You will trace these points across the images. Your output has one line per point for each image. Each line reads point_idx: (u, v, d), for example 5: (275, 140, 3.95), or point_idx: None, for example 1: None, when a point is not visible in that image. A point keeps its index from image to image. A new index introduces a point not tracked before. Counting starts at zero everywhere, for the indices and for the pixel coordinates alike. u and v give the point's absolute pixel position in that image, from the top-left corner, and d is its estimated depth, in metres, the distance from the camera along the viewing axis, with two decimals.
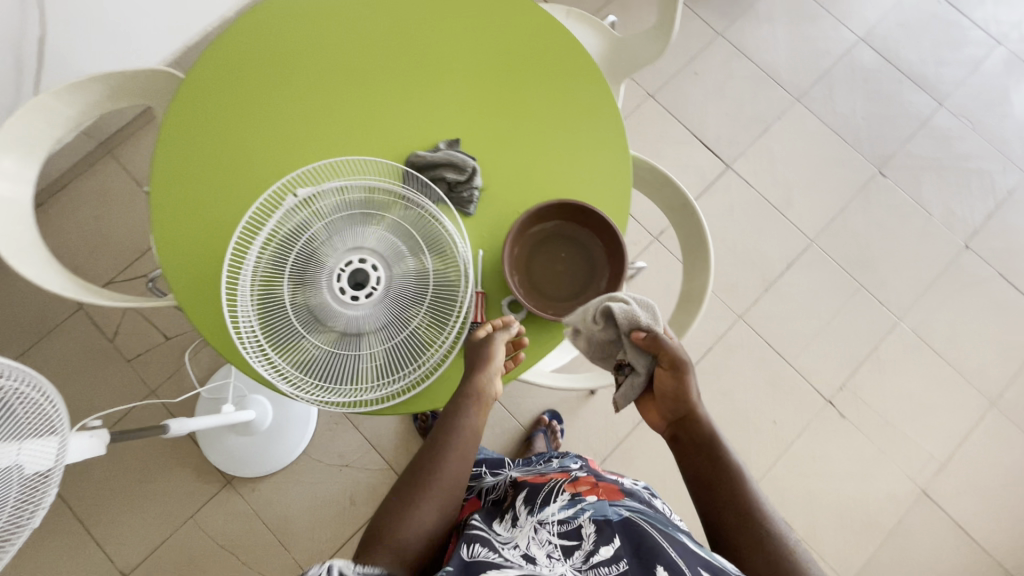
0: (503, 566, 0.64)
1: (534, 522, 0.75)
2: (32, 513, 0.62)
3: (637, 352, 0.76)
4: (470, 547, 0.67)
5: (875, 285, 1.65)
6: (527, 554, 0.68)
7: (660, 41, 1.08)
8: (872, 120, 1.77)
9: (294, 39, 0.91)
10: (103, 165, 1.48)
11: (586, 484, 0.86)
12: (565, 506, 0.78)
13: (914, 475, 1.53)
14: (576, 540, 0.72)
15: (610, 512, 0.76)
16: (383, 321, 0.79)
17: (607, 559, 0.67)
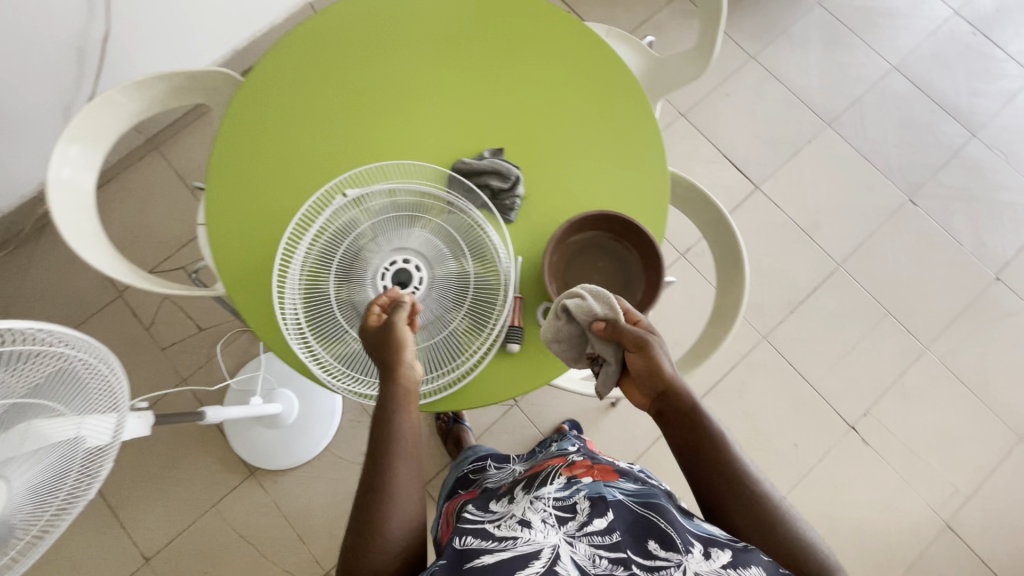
0: (495, 548, 0.62)
1: (528, 497, 0.73)
2: (87, 484, 0.62)
3: (601, 342, 0.72)
4: (461, 538, 0.67)
5: (936, 326, 1.49)
6: (518, 527, 0.65)
7: (699, 64, 1.06)
8: (940, 146, 1.63)
9: (349, 45, 0.95)
10: (148, 160, 1.56)
11: (582, 465, 0.82)
12: (560, 486, 0.75)
13: (938, 506, 1.38)
14: (570, 512, 0.68)
15: (608, 490, 0.73)
16: (424, 320, 0.81)
17: (603, 530, 0.64)
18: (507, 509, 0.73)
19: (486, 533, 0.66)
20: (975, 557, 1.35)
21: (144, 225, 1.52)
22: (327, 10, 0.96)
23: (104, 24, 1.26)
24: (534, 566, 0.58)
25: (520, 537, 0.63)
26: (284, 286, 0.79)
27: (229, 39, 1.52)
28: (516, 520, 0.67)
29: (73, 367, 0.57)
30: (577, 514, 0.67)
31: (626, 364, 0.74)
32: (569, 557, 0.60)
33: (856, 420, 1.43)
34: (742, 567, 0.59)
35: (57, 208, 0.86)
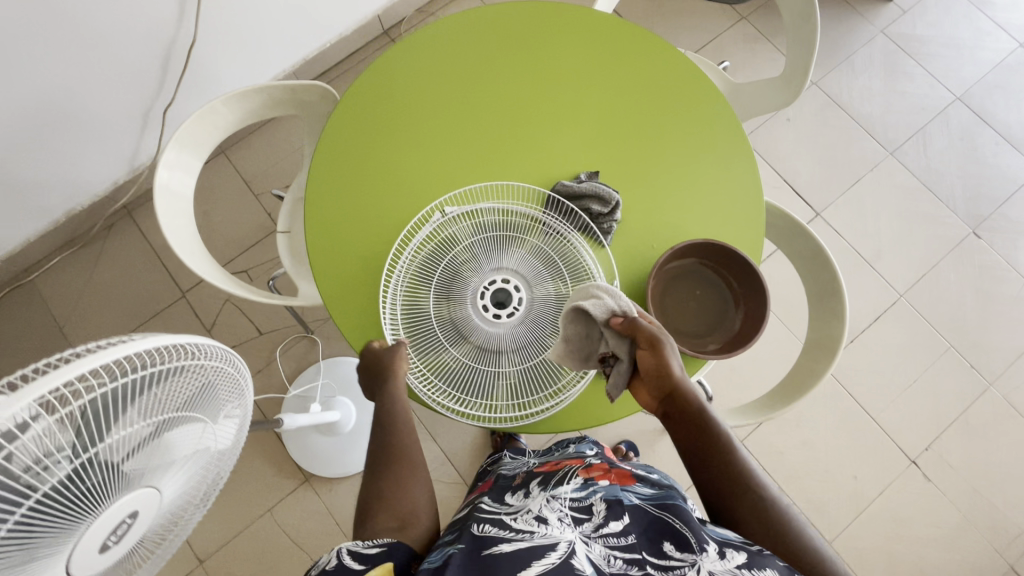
0: (512, 538, 0.59)
1: (545, 495, 0.70)
2: (213, 483, 0.66)
3: (616, 337, 0.71)
4: (479, 526, 0.64)
5: (1000, 362, 1.47)
6: (535, 523, 0.62)
7: (789, 91, 1.06)
8: (1004, 180, 1.61)
9: (448, 65, 0.97)
10: (215, 163, 1.58)
11: (600, 468, 0.79)
12: (578, 487, 0.72)
13: (1001, 547, 1.35)
14: (587, 514, 0.66)
15: (625, 494, 0.70)
16: (522, 341, 0.81)
17: (618, 533, 0.62)
18: (522, 504, 0.70)
19: (503, 523, 0.64)
20: None
21: (209, 227, 1.54)
22: (427, 29, 0.98)
23: (192, 31, 1.29)
24: (551, 557, 0.55)
25: (537, 531, 0.60)
26: (386, 300, 0.81)
27: (302, 48, 1.55)
28: (531, 516, 0.65)
29: (219, 382, 0.58)
30: (593, 516, 0.65)
31: (635, 364, 0.73)
32: (584, 554, 0.57)
33: (917, 454, 1.40)
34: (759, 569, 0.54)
35: (162, 213, 0.88)
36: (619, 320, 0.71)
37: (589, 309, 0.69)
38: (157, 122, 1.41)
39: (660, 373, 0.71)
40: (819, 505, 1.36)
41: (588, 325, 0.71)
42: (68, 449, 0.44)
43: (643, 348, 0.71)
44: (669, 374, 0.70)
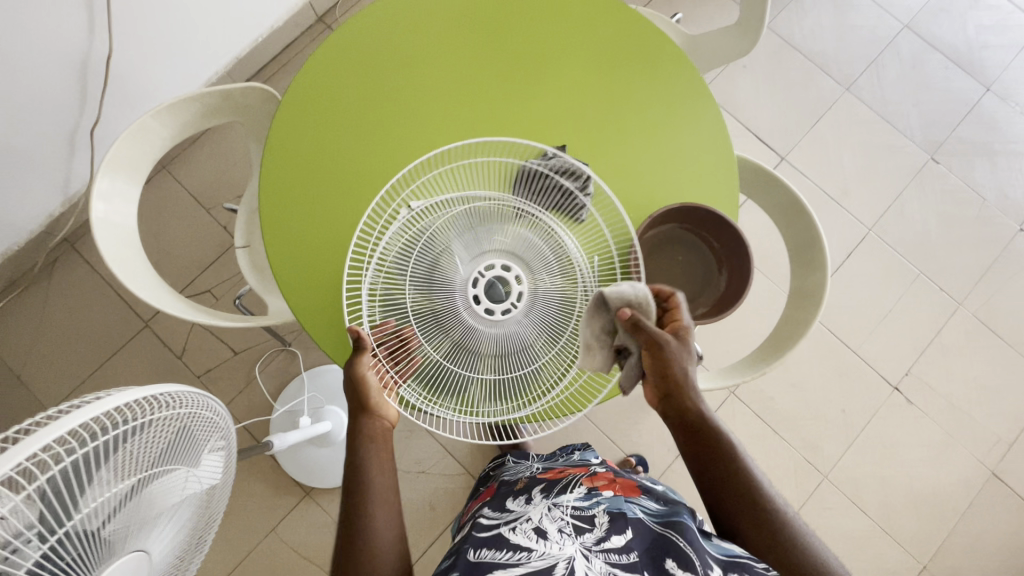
0: (512, 556, 0.64)
1: (547, 505, 0.77)
2: (206, 525, 0.63)
3: (626, 334, 0.68)
4: (477, 550, 0.67)
5: (967, 281, 1.52)
6: (534, 539, 0.67)
7: (745, 38, 1.03)
8: (957, 103, 1.63)
9: (399, 43, 0.91)
10: (159, 182, 1.48)
11: (604, 479, 0.87)
12: (581, 497, 0.78)
13: (983, 456, 1.42)
14: (588, 524, 0.71)
15: (627, 506, 0.76)
16: (507, 344, 0.75)
17: (620, 548, 0.67)
18: (522, 513, 0.76)
19: (502, 541, 0.68)
20: (1021, 501, 1.40)
21: (163, 250, 1.46)
22: (375, 6, 0.92)
23: (107, 41, 1.18)
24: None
25: (535, 551, 0.65)
26: (365, 297, 0.73)
27: (231, 46, 1.44)
28: (530, 529, 0.70)
29: (195, 428, 0.54)
30: (594, 527, 0.70)
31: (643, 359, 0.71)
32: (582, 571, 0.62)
33: (899, 380, 1.45)
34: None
35: (104, 249, 0.81)
36: (634, 318, 0.66)
37: (604, 299, 0.66)
38: (86, 145, 1.31)
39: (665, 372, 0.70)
40: (812, 442, 1.41)
41: (606, 317, 0.67)
42: (37, 527, 0.40)
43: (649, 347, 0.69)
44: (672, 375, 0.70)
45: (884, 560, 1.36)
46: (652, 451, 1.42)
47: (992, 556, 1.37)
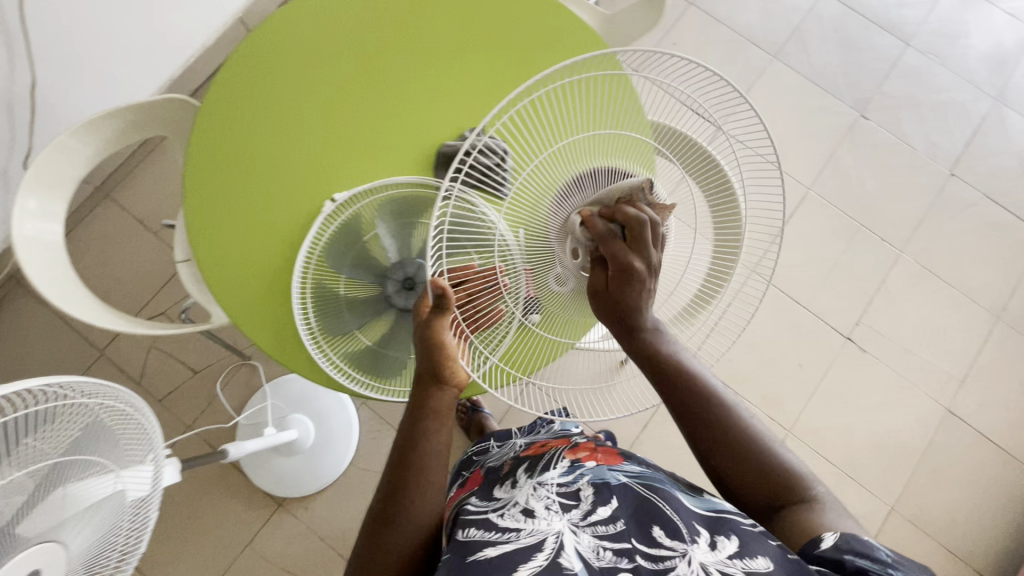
0: (499, 542, 0.61)
1: (532, 485, 0.72)
2: (141, 535, 0.63)
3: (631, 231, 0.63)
4: (465, 531, 0.65)
5: (906, 229, 1.57)
6: (520, 519, 0.64)
7: (651, 13, 1.07)
8: (879, 60, 1.69)
9: (296, 44, 0.91)
10: (103, 210, 1.48)
11: (586, 448, 0.82)
12: (565, 471, 0.75)
13: (937, 394, 1.47)
14: (574, 500, 0.68)
15: (611, 474, 0.73)
16: None
17: (606, 519, 0.64)
18: (509, 497, 0.71)
19: (489, 522, 0.65)
20: (978, 434, 1.45)
21: (114, 277, 1.45)
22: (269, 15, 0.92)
23: (29, 72, 1.18)
24: (539, 558, 0.58)
25: (523, 529, 0.62)
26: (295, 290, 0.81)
27: (162, 66, 1.44)
28: (518, 511, 0.66)
29: (107, 426, 0.57)
30: (581, 501, 0.68)
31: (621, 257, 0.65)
32: (573, 548, 0.60)
33: (850, 330, 1.50)
34: (750, 557, 0.57)
35: (30, 270, 0.81)
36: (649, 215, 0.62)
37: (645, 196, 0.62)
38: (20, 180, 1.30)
39: (616, 299, 0.67)
40: (772, 398, 1.44)
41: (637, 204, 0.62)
42: None
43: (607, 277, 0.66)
44: (630, 303, 0.67)
45: (853, 506, 1.39)
46: (619, 424, 1.44)
47: (955, 490, 1.42)
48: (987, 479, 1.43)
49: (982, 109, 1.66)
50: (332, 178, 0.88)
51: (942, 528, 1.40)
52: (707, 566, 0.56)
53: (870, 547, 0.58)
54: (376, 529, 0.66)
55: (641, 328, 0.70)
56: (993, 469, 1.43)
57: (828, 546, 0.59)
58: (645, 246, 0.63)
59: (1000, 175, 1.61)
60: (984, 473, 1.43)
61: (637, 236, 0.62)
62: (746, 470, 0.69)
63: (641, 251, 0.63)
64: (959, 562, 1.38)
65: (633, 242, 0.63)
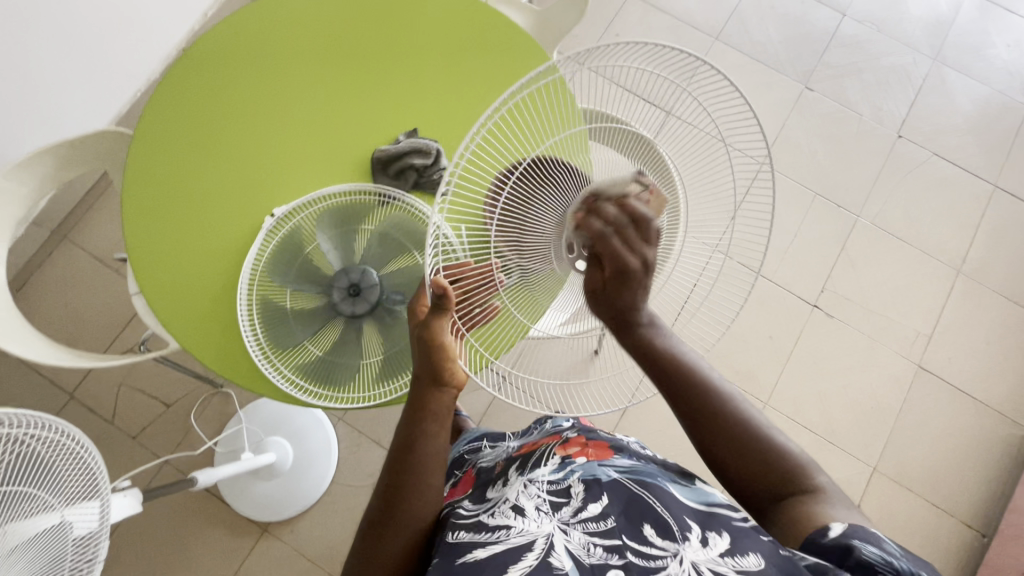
0: (489, 543, 0.59)
1: (522, 481, 0.70)
2: (89, 570, 0.65)
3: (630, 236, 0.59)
4: (455, 532, 0.63)
5: (861, 193, 1.59)
6: (511, 517, 0.62)
7: (577, 5, 1.09)
8: (819, 32, 1.72)
9: (217, 73, 0.93)
10: (61, 252, 1.47)
11: (576, 443, 0.79)
12: (555, 469, 0.72)
13: (907, 352, 1.48)
14: (565, 497, 0.65)
15: (602, 470, 0.70)
16: None
17: (597, 517, 0.61)
18: (500, 497, 0.69)
19: (480, 523, 0.63)
20: (951, 386, 1.47)
21: (77, 319, 1.44)
22: (189, 49, 0.94)
23: None
24: (529, 559, 0.56)
25: (513, 527, 0.60)
26: (241, 308, 0.82)
27: (107, 104, 1.43)
28: (508, 509, 0.64)
29: (42, 455, 0.61)
30: (572, 499, 0.65)
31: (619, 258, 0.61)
32: (563, 547, 0.57)
33: (817, 298, 1.51)
34: (741, 554, 0.54)
35: None
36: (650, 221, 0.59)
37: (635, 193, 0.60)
38: None
39: (613, 298, 0.64)
40: (746, 372, 1.45)
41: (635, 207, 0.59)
42: None
43: (605, 275, 0.63)
44: (627, 301, 0.64)
45: (835, 470, 1.40)
46: (599, 414, 1.44)
47: (935, 444, 1.43)
48: (966, 431, 1.45)
49: (923, 71, 1.69)
50: (269, 194, 0.90)
51: (925, 484, 1.41)
52: (698, 565, 0.53)
53: (880, 540, 0.55)
54: (371, 530, 0.65)
55: (642, 325, 0.67)
56: (969, 421, 1.45)
57: (836, 536, 0.56)
58: (636, 247, 0.60)
59: (946, 133, 1.65)
60: (961, 425, 1.45)
61: (631, 233, 0.59)
62: (744, 462, 0.66)
63: (636, 246, 0.60)
64: (945, 516, 1.40)
65: (628, 238, 0.59)
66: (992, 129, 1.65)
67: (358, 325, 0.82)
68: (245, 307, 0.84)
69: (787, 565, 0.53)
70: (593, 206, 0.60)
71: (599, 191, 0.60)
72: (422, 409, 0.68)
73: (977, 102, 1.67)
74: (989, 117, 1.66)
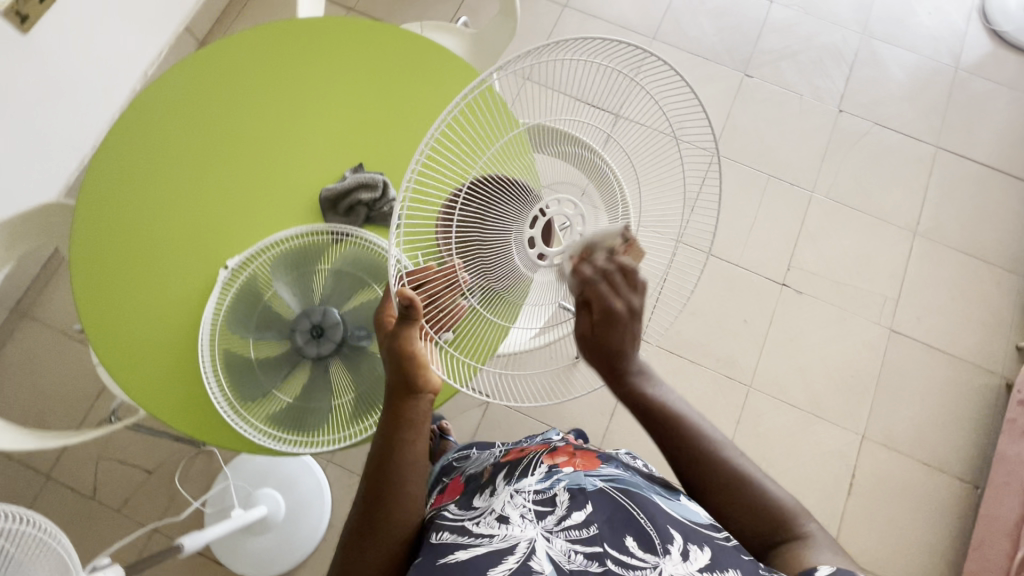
0: (471, 546, 0.61)
1: (509, 490, 0.69)
2: None
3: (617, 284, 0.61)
4: (441, 536, 0.65)
5: (811, 170, 1.64)
6: (496, 523, 0.63)
7: (508, 24, 1.12)
8: (750, 20, 1.78)
9: (154, 136, 0.92)
10: (23, 329, 1.44)
11: (564, 453, 0.78)
12: (542, 478, 0.71)
13: (878, 318, 1.52)
14: (550, 505, 0.65)
15: (589, 479, 0.69)
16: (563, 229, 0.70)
17: (580, 524, 0.61)
18: (487, 505, 0.69)
19: (466, 527, 0.65)
20: (924, 346, 1.50)
21: (47, 395, 1.40)
22: (121, 116, 0.93)
23: None
24: (509, 562, 0.57)
25: (496, 533, 0.61)
26: (204, 365, 0.81)
27: (53, 175, 1.42)
28: (494, 518, 0.64)
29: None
30: (556, 507, 0.64)
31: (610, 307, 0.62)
32: (544, 553, 0.59)
33: (784, 277, 1.54)
34: (721, 570, 0.56)
35: None
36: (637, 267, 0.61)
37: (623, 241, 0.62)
38: None
39: (602, 340, 0.64)
40: (727, 358, 1.47)
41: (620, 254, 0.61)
42: None
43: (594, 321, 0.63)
44: (616, 344, 0.64)
45: (825, 443, 1.43)
46: (589, 420, 1.44)
47: (918, 404, 1.46)
48: (945, 388, 1.48)
49: (853, 46, 1.75)
50: (219, 245, 0.89)
51: (913, 445, 1.43)
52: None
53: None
54: (353, 539, 0.66)
55: (631, 373, 0.69)
56: (947, 377, 1.48)
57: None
58: (625, 293, 0.61)
59: (884, 102, 1.70)
60: (940, 382, 1.48)
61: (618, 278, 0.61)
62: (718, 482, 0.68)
63: (623, 292, 0.61)
64: (937, 473, 1.42)
65: (614, 283, 0.61)
66: (926, 93, 1.71)
67: (325, 367, 0.81)
68: (208, 361, 0.83)
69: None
70: (589, 251, 0.61)
71: (595, 239, 0.61)
72: (399, 421, 0.68)
73: (908, 69, 1.74)
74: (921, 82, 1.72)
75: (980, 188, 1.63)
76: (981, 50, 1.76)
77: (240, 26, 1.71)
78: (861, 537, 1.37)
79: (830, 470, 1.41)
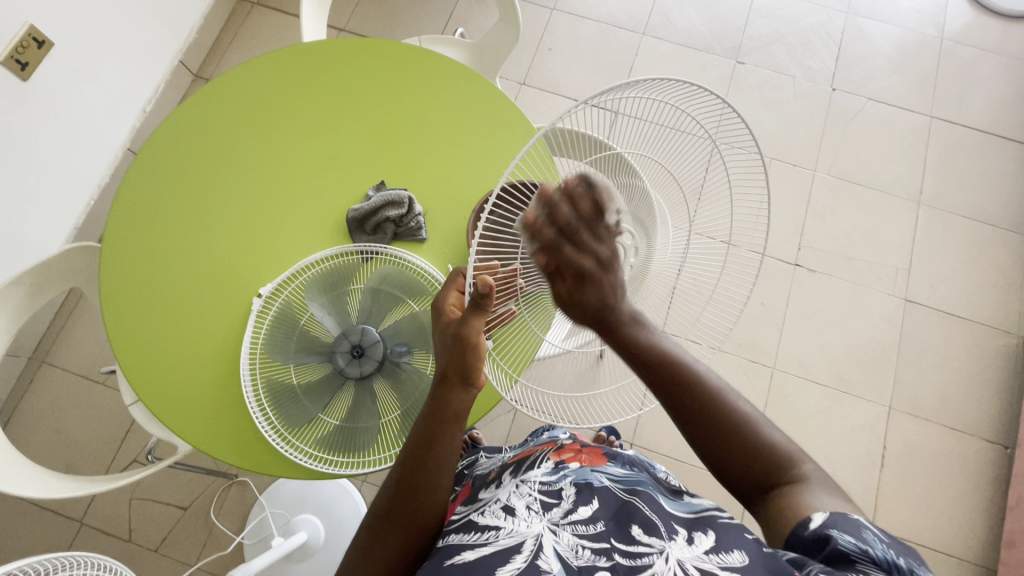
0: (478, 543, 0.57)
1: (515, 481, 0.68)
2: None
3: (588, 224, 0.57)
4: (450, 536, 0.62)
5: (812, 149, 1.66)
6: (501, 517, 0.60)
7: (511, 29, 1.12)
8: (737, 8, 1.79)
9: (175, 174, 0.92)
10: (43, 376, 1.43)
11: (570, 449, 0.78)
12: (548, 472, 0.70)
13: (893, 288, 1.54)
14: (556, 499, 0.63)
15: (595, 476, 0.68)
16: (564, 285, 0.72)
17: (587, 519, 0.59)
18: (490, 496, 0.68)
19: (471, 522, 0.62)
20: (940, 312, 1.52)
21: (72, 442, 1.39)
22: (137, 158, 0.93)
23: None
24: (516, 560, 0.54)
25: (502, 528, 0.58)
26: (246, 392, 0.82)
27: (62, 221, 1.41)
28: (499, 509, 0.63)
29: None
30: (562, 501, 0.63)
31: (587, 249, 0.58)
32: (551, 549, 0.55)
33: (796, 257, 1.56)
34: (725, 552, 0.53)
35: None
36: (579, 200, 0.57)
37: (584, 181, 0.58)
38: None
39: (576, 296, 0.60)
40: (747, 342, 1.48)
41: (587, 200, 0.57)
42: None
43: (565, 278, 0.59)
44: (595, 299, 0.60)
45: (852, 417, 1.44)
46: None
47: (939, 370, 1.48)
48: (964, 351, 1.49)
49: (839, 25, 1.78)
50: (245, 277, 0.89)
51: (940, 411, 1.45)
52: (684, 563, 0.52)
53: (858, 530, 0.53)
54: (387, 518, 0.64)
55: None
56: (965, 341, 1.50)
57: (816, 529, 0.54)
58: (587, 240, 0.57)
59: (876, 78, 1.73)
60: (959, 346, 1.50)
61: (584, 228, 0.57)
62: (721, 429, 0.64)
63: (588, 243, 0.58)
64: (965, 437, 1.43)
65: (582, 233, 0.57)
66: (915, 65, 1.74)
67: (369, 386, 0.81)
68: (250, 389, 0.84)
69: (773, 560, 0.51)
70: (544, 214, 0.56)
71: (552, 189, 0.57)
72: (446, 413, 0.66)
73: (895, 43, 1.76)
74: (909, 55, 1.75)
75: (979, 154, 1.66)
76: (965, 18, 1.78)
77: (231, 57, 1.71)
78: (896, 503, 1.39)
79: (861, 443, 1.42)
